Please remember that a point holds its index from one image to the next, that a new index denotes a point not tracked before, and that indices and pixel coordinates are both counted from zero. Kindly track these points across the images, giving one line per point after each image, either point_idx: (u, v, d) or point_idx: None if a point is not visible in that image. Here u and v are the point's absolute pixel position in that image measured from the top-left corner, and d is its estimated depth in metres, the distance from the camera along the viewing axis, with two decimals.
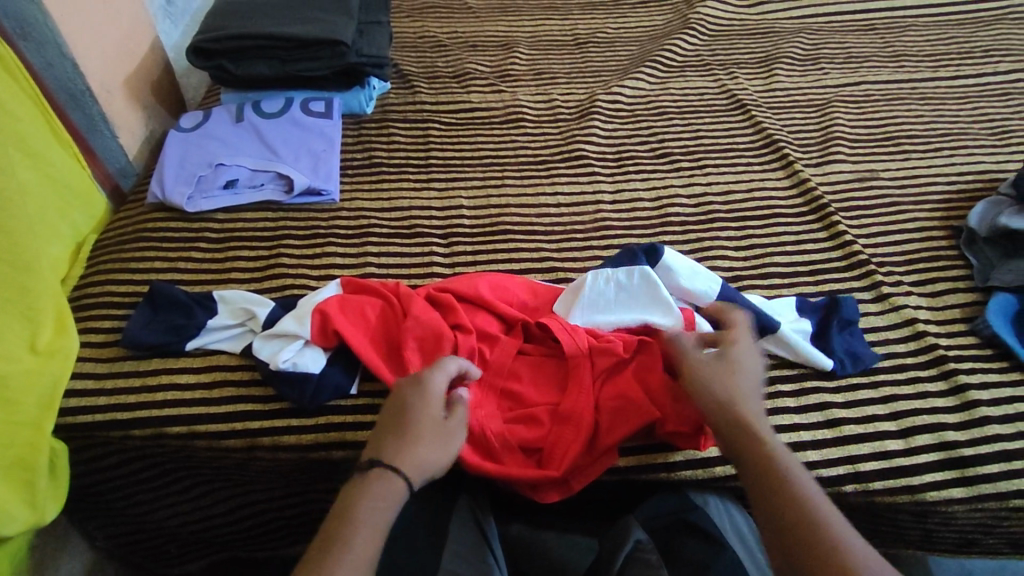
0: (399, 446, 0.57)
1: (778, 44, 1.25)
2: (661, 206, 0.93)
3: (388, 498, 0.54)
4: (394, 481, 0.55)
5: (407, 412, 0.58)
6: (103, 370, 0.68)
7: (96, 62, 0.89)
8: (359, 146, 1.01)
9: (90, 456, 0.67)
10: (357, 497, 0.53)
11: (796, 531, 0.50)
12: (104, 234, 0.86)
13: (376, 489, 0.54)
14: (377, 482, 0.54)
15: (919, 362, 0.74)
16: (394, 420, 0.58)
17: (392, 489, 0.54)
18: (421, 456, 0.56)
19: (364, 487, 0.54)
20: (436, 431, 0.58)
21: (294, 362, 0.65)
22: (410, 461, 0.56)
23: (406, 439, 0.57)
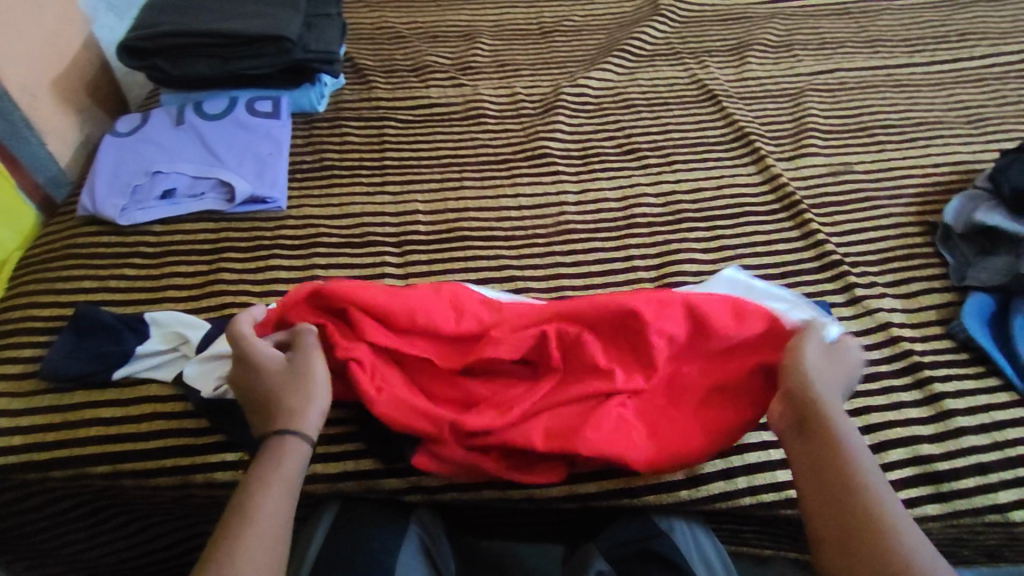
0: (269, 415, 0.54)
1: (750, 30, 1.21)
2: (627, 206, 0.89)
3: (286, 477, 0.50)
4: (284, 444, 0.52)
5: (257, 387, 0.56)
6: (20, 405, 0.63)
7: (14, 63, 0.82)
8: (309, 148, 0.95)
9: (10, 498, 0.62)
10: (255, 482, 0.49)
11: (848, 522, 0.46)
12: (30, 251, 0.81)
13: (268, 456, 0.51)
14: (265, 455, 0.51)
15: (893, 369, 0.71)
16: (254, 400, 0.56)
17: (279, 449, 0.51)
18: (292, 405, 0.54)
19: (253, 470, 0.50)
20: (288, 383, 0.55)
21: (225, 390, 0.60)
22: (286, 417, 0.53)
23: (270, 407, 0.55)
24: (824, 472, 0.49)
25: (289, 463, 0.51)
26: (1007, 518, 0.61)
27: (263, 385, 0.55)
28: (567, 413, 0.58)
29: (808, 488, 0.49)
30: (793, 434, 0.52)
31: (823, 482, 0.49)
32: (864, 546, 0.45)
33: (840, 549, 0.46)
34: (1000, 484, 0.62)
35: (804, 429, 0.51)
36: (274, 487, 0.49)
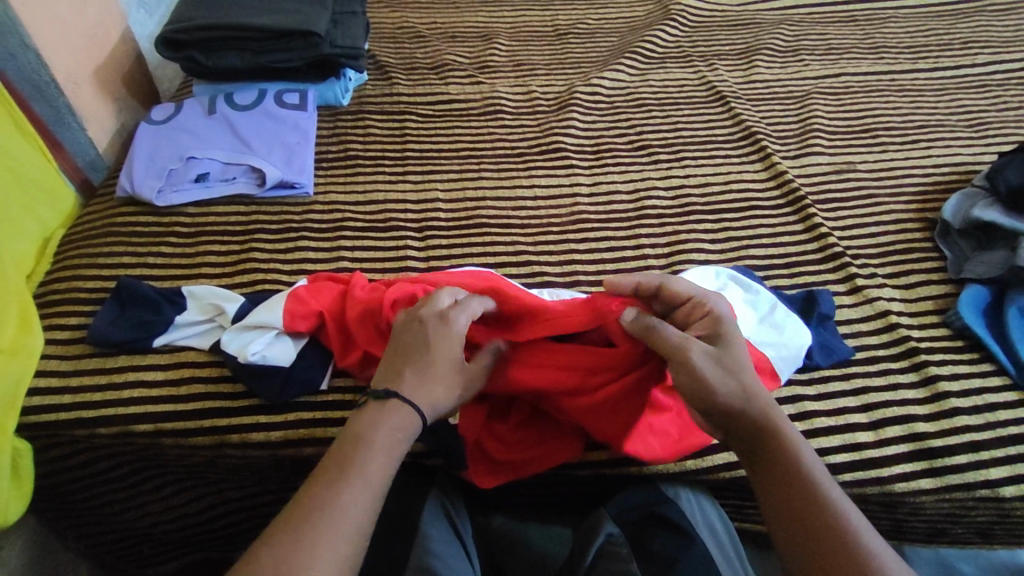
0: (418, 374, 0.56)
1: (758, 36, 1.25)
2: (638, 199, 0.93)
3: (387, 448, 0.52)
4: (402, 412, 0.54)
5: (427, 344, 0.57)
6: (68, 368, 0.67)
7: (61, 53, 0.87)
8: (335, 138, 0.99)
9: (58, 454, 0.67)
10: (362, 443, 0.52)
11: (807, 513, 0.49)
12: (72, 229, 0.85)
13: (379, 424, 0.53)
14: (379, 415, 0.53)
15: (891, 354, 0.74)
16: (412, 352, 0.57)
17: (402, 423, 0.53)
18: (437, 394, 0.55)
19: (364, 424, 0.53)
20: (450, 363, 0.57)
21: (264, 354, 0.64)
22: (426, 396, 0.55)
23: (422, 368, 0.56)
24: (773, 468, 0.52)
25: (397, 426, 0.53)
26: (996, 493, 0.64)
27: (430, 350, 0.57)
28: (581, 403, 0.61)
29: (766, 480, 0.52)
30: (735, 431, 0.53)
31: (779, 479, 0.51)
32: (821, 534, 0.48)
33: (805, 541, 0.48)
34: (991, 461, 0.65)
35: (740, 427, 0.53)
36: (378, 454, 0.51)
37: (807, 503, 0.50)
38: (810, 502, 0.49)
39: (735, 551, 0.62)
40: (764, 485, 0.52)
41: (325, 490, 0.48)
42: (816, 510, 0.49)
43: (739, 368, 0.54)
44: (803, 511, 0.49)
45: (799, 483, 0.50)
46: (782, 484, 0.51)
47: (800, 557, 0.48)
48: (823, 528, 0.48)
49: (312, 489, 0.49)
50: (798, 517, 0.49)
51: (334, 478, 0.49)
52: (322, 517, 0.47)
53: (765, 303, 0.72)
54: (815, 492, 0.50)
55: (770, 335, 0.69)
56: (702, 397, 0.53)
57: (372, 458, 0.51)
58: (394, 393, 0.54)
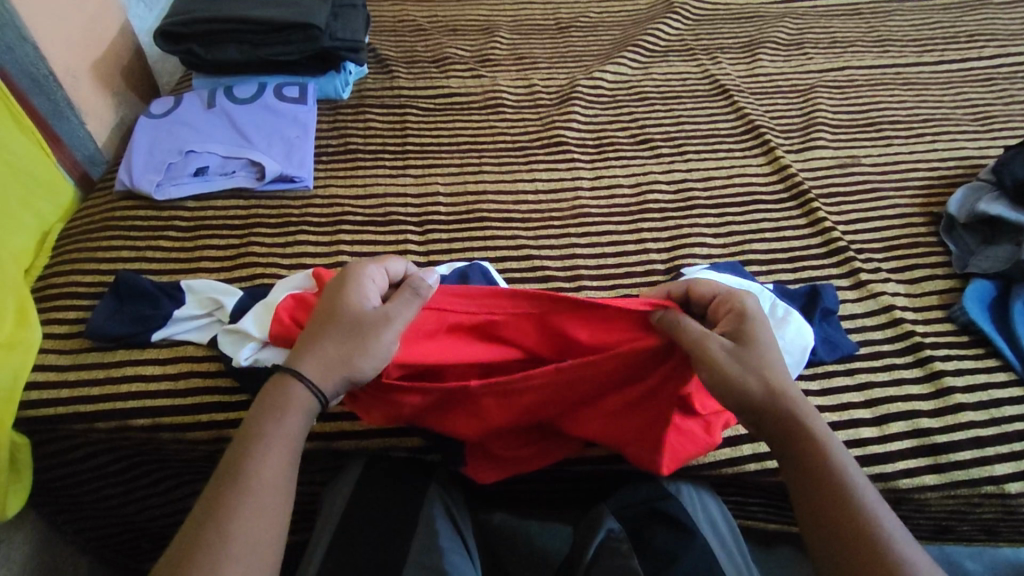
0: (314, 343, 0.54)
1: (762, 29, 1.24)
2: (640, 193, 0.92)
3: (287, 445, 0.50)
4: (296, 386, 0.52)
5: (324, 311, 0.56)
6: (66, 362, 0.67)
7: (60, 46, 0.86)
8: (334, 132, 0.99)
9: (57, 449, 0.66)
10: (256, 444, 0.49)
11: (837, 515, 0.48)
12: (71, 223, 0.85)
13: (268, 412, 0.51)
14: (279, 393, 0.52)
15: (895, 349, 0.74)
16: (313, 322, 0.56)
17: (290, 403, 0.51)
18: (331, 361, 0.53)
19: (257, 422, 0.51)
20: (345, 328, 0.54)
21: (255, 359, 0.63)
22: (317, 365, 0.53)
23: (315, 336, 0.54)
24: (803, 466, 0.51)
25: (291, 420, 0.51)
26: (1002, 490, 0.63)
27: (325, 316, 0.55)
28: (597, 414, 0.62)
29: (795, 479, 0.51)
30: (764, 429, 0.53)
31: (808, 479, 0.50)
32: (851, 535, 0.47)
33: (836, 542, 0.47)
34: (996, 457, 0.65)
35: (769, 425, 0.52)
36: (274, 453, 0.49)
37: (836, 495, 0.49)
38: (840, 498, 0.48)
39: (738, 548, 0.61)
40: (793, 484, 0.51)
41: (222, 500, 0.46)
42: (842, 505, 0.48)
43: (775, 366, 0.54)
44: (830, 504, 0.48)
45: (830, 482, 0.49)
46: (812, 475, 0.50)
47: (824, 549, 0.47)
48: (852, 522, 0.47)
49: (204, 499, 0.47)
50: (825, 507, 0.48)
51: (225, 493, 0.47)
52: (213, 530, 0.45)
53: (765, 306, 0.70)
54: (847, 489, 0.49)
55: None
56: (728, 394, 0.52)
57: (267, 459, 0.49)
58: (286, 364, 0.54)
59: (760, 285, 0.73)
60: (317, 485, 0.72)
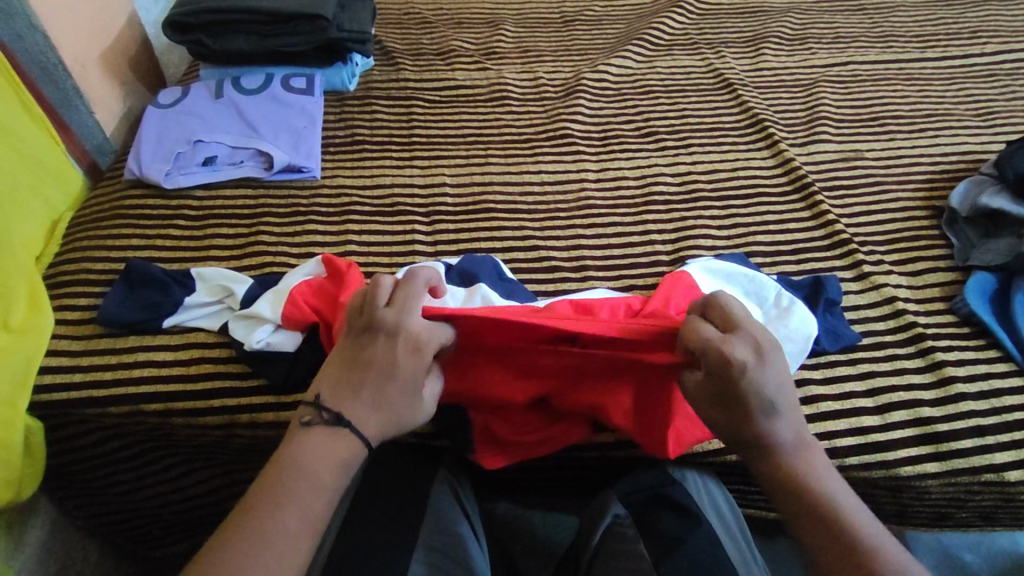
0: (363, 400, 0.53)
1: (766, 24, 1.24)
2: (645, 185, 0.93)
3: (330, 488, 0.51)
4: (343, 440, 0.52)
5: (373, 361, 0.54)
6: (78, 348, 0.68)
7: (69, 35, 0.87)
8: (341, 123, 0.99)
9: (69, 433, 0.67)
10: (301, 479, 0.50)
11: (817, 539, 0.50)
12: (80, 212, 0.85)
13: (324, 451, 0.52)
14: (323, 439, 0.52)
15: (898, 340, 0.75)
16: (359, 373, 0.54)
17: (341, 448, 0.52)
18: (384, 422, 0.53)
19: (306, 455, 0.52)
20: (399, 390, 0.54)
21: (268, 341, 0.64)
22: (368, 422, 0.53)
23: (365, 391, 0.54)
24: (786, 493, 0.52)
25: (338, 462, 0.52)
26: (1002, 478, 0.64)
27: (376, 371, 0.54)
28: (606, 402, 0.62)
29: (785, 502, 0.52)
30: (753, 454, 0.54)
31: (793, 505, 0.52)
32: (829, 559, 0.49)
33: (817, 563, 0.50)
34: (996, 446, 0.66)
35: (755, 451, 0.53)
36: (319, 495, 0.50)
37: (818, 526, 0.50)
38: (831, 524, 0.50)
39: (743, 535, 0.62)
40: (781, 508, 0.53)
41: (262, 532, 0.48)
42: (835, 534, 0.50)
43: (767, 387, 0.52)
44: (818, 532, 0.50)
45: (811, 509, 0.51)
46: (802, 504, 0.51)
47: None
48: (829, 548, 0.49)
49: (247, 521, 0.48)
50: (815, 537, 0.50)
51: (265, 526, 0.48)
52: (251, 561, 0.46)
53: (769, 296, 0.71)
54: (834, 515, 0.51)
55: (776, 333, 0.68)
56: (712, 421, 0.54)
57: (313, 500, 0.50)
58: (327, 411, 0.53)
59: (766, 276, 0.74)
60: None
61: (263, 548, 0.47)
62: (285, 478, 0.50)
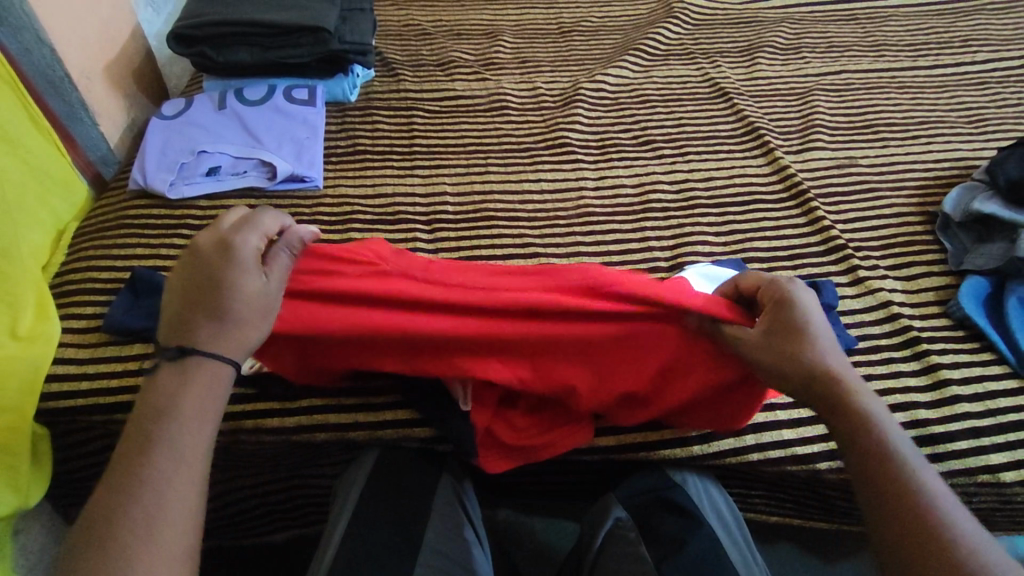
0: (218, 324, 0.53)
1: (760, 34, 1.26)
2: (643, 192, 0.94)
3: (202, 413, 0.51)
4: (205, 365, 0.52)
5: (216, 284, 0.54)
6: (85, 355, 0.68)
7: (75, 48, 0.88)
8: (343, 133, 1.01)
9: (76, 440, 0.68)
10: (167, 416, 0.50)
11: (893, 499, 0.49)
12: (86, 221, 0.86)
13: (189, 386, 0.51)
14: (181, 376, 0.51)
15: (893, 343, 0.76)
16: (202, 300, 0.54)
17: (219, 384, 0.52)
18: (246, 333, 0.54)
19: (163, 394, 0.51)
20: (251, 300, 0.54)
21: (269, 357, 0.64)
22: (230, 341, 0.53)
23: (219, 315, 0.53)
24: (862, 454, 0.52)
25: (204, 389, 0.51)
26: (998, 479, 0.65)
27: (222, 292, 0.54)
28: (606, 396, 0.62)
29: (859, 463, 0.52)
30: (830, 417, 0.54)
31: (867, 467, 0.51)
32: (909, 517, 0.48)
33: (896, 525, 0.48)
34: (992, 447, 0.67)
35: (831, 412, 0.54)
36: (189, 422, 0.50)
37: (897, 484, 0.49)
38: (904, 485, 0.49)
39: (744, 538, 0.62)
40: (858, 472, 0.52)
41: (140, 475, 0.47)
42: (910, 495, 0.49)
43: (826, 343, 0.55)
44: (896, 487, 0.49)
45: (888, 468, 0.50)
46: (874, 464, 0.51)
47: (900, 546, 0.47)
48: (907, 506, 0.48)
49: (121, 477, 0.47)
50: (890, 490, 0.49)
51: (141, 469, 0.47)
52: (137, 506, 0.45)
53: None
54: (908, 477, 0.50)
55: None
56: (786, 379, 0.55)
57: (183, 428, 0.49)
58: (190, 348, 0.52)
59: None
60: (328, 477, 0.74)
61: (148, 492, 0.46)
62: (147, 421, 0.49)
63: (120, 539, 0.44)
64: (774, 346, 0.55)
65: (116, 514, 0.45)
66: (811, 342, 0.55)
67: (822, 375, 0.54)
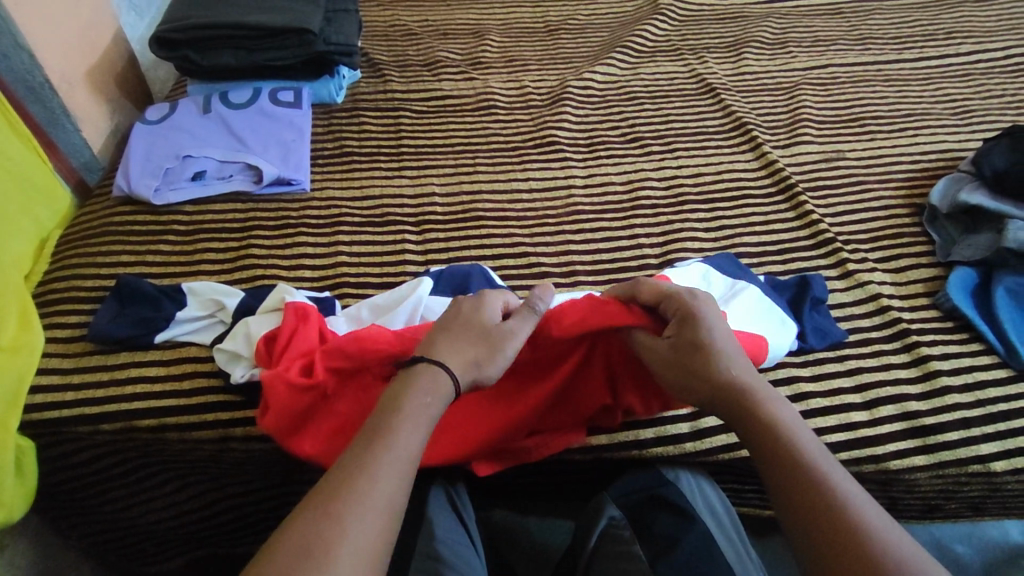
0: (449, 349, 0.54)
1: (747, 29, 1.26)
2: (632, 189, 0.94)
3: (420, 419, 0.49)
4: (432, 376, 0.52)
5: (460, 318, 0.57)
6: (69, 365, 0.67)
7: (55, 54, 0.87)
8: (330, 135, 1.00)
9: (62, 452, 0.67)
10: (392, 413, 0.49)
11: (799, 496, 0.47)
12: (69, 229, 0.85)
13: (412, 395, 0.51)
14: (412, 383, 0.52)
15: (883, 336, 0.76)
16: (453, 330, 0.56)
17: (434, 395, 0.51)
18: (475, 363, 0.54)
19: (396, 394, 0.51)
20: (484, 333, 0.56)
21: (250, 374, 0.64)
22: (458, 363, 0.54)
23: (454, 341, 0.55)
24: (769, 458, 0.50)
25: (423, 398, 0.51)
26: (988, 468, 0.65)
27: (470, 324, 0.57)
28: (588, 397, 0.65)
29: (766, 468, 0.50)
30: (736, 423, 0.54)
31: (772, 469, 0.50)
32: (817, 511, 0.46)
33: (808, 519, 0.46)
34: (982, 437, 0.67)
35: (735, 418, 0.54)
36: (411, 426, 0.49)
37: (803, 480, 0.48)
38: (805, 481, 0.48)
39: (737, 532, 0.62)
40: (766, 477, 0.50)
41: (364, 468, 0.45)
42: (815, 491, 0.47)
43: (724, 351, 0.56)
44: (795, 483, 0.48)
45: (793, 466, 0.49)
46: (782, 465, 0.49)
47: (810, 549, 0.45)
48: (813, 501, 0.46)
49: (343, 466, 0.46)
50: (793, 488, 0.48)
51: (362, 463, 0.46)
52: (353, 498, 0.43)
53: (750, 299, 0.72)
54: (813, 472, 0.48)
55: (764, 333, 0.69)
56: (688, 390, 0.56)
57: (406, 432, 0.48)
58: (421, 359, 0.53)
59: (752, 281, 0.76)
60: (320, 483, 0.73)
61: (366, 485, 0.44)
62: (376, 418, 0.49)
63: (327, 526, 0.42)
64: (679, 359, 0.57)
65: (332, 497, 0.44)
66: (711, 353, 0.56)
67: (724, 387, 0.54)
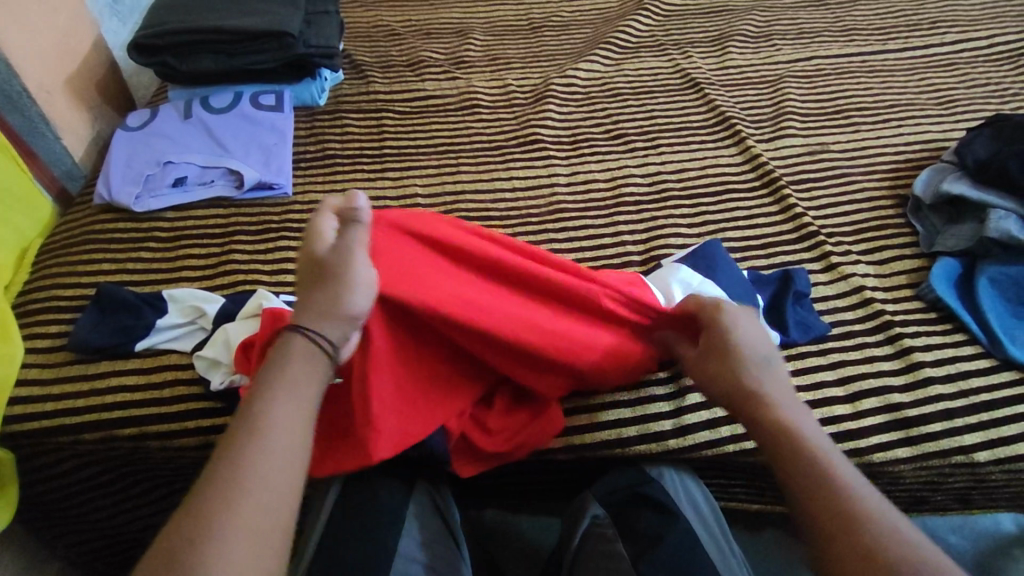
0: (307, 305, 0.53)
1: (731, 23, 1.26)
2: (615, 186, 0.94)
3: (295, 387, 0.49)
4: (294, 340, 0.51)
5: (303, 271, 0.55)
6: (49, 375, 0.67)
7: (33, 62, 0.86)
8: (312, 138, 1.00)
9: (44, 462, 0.67)
10: (269, 388, 0.48)
11: (825, 508, 0.46)
12: (50, 238, 0.85)
13: (289, 368, 0.50)
14: (287, 354, 0.51)
15: (867, 328, 0.76)
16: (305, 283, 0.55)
17: (306, 359, 0.51)
18: (331, 308, 0.53)
19: (272, 368, 0.50)
20: (325, 276, 0.54)
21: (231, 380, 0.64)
22: (313, 314, 0.53)
23: (306, 296, 0.54)
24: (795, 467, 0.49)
25: (296, 365, 0.50)
26: (971, 459, 0.65)
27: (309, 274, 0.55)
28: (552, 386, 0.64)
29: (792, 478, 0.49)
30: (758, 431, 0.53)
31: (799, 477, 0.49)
32: (840, 525, 0.45)
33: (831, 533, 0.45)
34: (965, 428, 0.67)
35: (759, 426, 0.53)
36: (288, 397, 0.48)
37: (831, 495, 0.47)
38: (834, 496, 0.47)
39: (720, 528, 0.62)
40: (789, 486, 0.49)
41: (242, 446, 0.45)
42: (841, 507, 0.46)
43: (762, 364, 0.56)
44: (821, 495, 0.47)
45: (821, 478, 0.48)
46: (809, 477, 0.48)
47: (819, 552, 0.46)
48: (838, 516, 0.46)
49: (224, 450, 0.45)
50: (818, 500, 0.47)
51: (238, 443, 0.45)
52: (231, 479, 0.43)
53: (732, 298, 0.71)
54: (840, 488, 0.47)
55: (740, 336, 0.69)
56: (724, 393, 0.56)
57: (284, 403, 0.48)
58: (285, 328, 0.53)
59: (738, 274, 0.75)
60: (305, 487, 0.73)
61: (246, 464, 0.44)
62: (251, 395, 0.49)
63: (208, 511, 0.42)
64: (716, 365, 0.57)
65: (214, 482, 0.43)
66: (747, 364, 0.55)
67: (755, 392, 0.54)
